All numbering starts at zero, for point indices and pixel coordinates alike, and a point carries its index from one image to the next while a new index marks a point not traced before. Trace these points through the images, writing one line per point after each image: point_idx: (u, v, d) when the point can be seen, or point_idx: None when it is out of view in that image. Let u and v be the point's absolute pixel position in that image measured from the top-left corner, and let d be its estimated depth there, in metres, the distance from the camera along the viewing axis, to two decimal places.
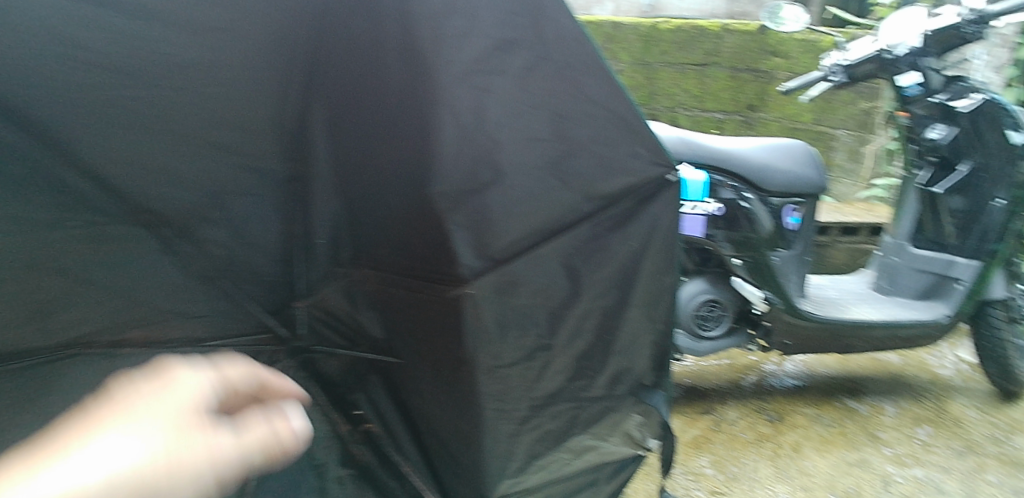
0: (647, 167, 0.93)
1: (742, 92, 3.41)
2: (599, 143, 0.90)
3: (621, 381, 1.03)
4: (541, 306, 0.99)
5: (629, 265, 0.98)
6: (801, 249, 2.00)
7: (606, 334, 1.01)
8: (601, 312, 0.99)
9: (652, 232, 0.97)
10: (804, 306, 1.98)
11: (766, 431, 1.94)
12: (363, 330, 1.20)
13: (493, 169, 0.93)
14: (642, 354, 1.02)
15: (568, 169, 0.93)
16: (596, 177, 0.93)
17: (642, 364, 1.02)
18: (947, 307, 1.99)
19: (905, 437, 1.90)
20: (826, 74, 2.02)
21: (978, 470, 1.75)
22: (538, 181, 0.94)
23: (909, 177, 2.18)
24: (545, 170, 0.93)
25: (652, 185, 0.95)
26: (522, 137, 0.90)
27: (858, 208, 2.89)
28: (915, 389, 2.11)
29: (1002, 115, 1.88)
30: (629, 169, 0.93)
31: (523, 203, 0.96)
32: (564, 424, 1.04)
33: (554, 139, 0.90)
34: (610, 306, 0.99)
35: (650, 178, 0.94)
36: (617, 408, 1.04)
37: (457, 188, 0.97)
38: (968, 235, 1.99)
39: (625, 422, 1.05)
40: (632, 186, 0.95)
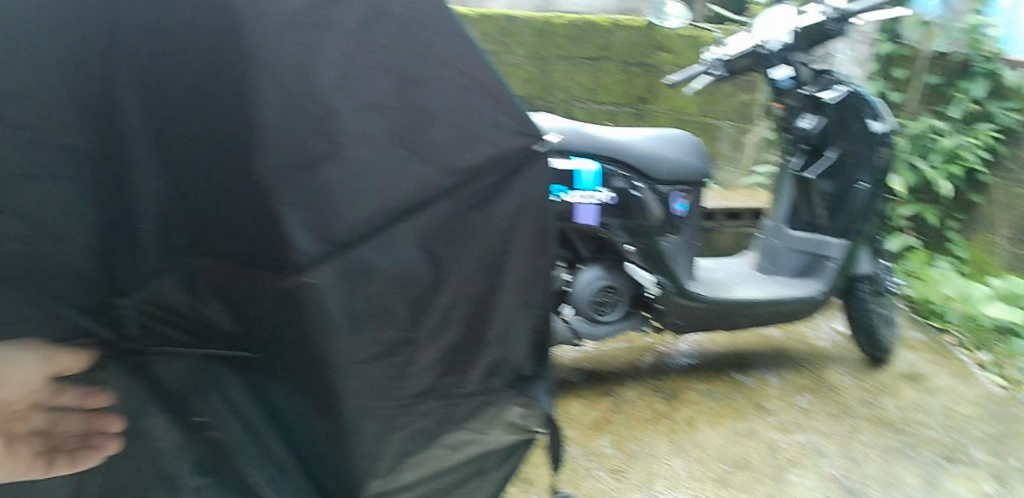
0: (515, 140, 0.90)
1: (633, 85, 3.50)
2: (455, 112, 0.84)
3: (497, 372, 0.97)
4: (401, 295, 0.88)
5: (496, 245, 0.92)
6: (688, 234, 2.04)
7: (477, 318, 0.93)
8: (472, 297, 0.92)
9: (522, 208, 0.93)
10: (694, 289, 2.03)
11: (661, 409, 1.98)
12: (209, 331, 0.98)
13: (340, 139, 0.79)
14: (517, 339, 0.97)
15: (417, 143, 0.84)
16: (452, 148, 0.86)
17: (518, 351, 0.98)
18: (821, 283, 2.12)
19: (788, 405, 2.01)
20: (707, 69, 2.05)
21: (853, 432, 1.88)
22: (389, 154, 0.82)
23: (783, 166, 2.29)
24: (395, 135, 0.81)
25: (520, 157, 0.91)
26: (365, 105, 0.78)
27: (742, 195, 3.05)
28: (796, 361, 2.24)
29: (863, 106, 2.01)
30: (495, 135, 0.88)
31: (371, 178, 0.82)
32: (441, 409, 0.94)
33: (400, 106, 0.80)
34: (480, 291, 0.92)
35: (515, 146, 0.90)
36: (494, 402, 0.99)
37: (287, 163, 0.79)
38: (836, 217, 2.14)
39: (506, 415, 1.00)
40: (496, 157, 0.90)
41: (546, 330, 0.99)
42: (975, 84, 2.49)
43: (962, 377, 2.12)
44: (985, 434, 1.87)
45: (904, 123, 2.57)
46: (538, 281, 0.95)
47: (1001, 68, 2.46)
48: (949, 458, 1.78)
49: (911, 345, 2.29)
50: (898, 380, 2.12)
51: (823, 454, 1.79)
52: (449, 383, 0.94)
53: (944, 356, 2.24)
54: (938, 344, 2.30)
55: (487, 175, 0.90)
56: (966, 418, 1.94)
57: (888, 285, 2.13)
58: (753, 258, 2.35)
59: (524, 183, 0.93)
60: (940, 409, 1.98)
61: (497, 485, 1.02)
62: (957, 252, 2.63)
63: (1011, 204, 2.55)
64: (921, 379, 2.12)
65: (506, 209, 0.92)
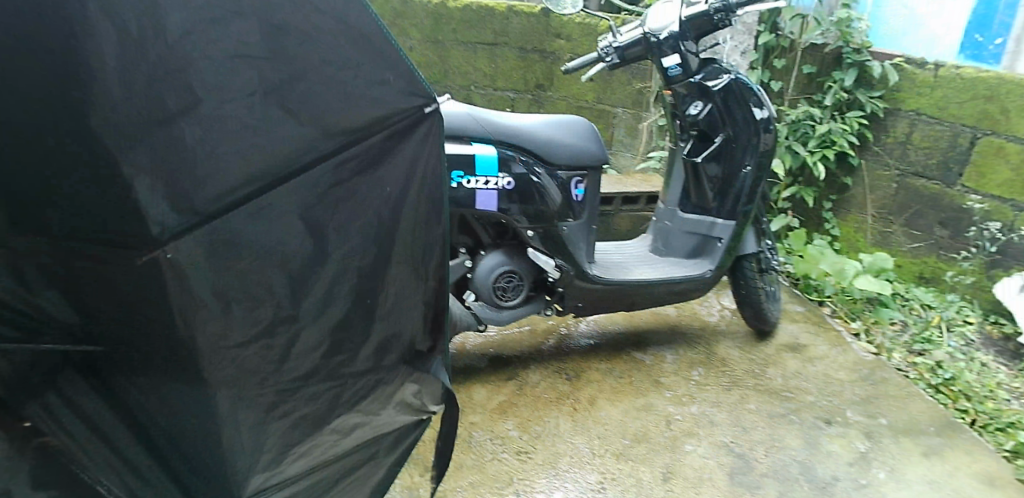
0: (402, 100, 0.90)
1: (531, 72, 3.55)
2: (339, 70, 0.82)
3: (388, 346, 1.03)
4: (281, 266, 0.89)
5: (384, 213, 0.94)
6: (585, 217, 2.00)
7: (364, 287, 0.97)
8: (357, 269, 0.95)
9: (411, 170, 0.95)
10: (592, 272, 2.05)
11: (564, 389, 2.02)
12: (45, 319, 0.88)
13: (208, 99, 0.75)
14: (407, 306, 1.02)
15: (296, 101, 0.80)
16: (333, 109, 0.84)
17: (408, 318, 1.03)
18: (711, 263, 2.23)
19: (682, 379, 2.10)
20: (601, 55, 2.10)
21: (742, 401, 2.00)
22: (265, 113, 0.79)
23: (675, 149, 2.30)
24: (275, 94, 0.79)
25: (407, 118, 0.91)
26: (234, 58, 0.74)
27: (637, 179, 3.12)
28: (689, 336, 2.35)
29: (746, 93, 2.10)
30: (381, 97, 0.88)
31: (246, 140, 0.80)
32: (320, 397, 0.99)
33: (270, 58, 0.76)
34: (367, 263, 0.95)
35: (404, 107, 0.90)
36: (386, 381, 1.05)
37: (143, 118, 0.73)
38: (725, 199, 2.20)
39: (402, 389, 1.05)
40: (381, 118, 0.89)
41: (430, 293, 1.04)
42: (847, 74, 2.63)
43: (838, 345, 2.30)
44: (858, 396, 2.04)
45: (785, 111, 2.78)
46: (429, 252, 1.00)
47: (870, 60, 2.59)
48: (827, 420, 1.93)
49: (793, 318, 2.47)
50: (781, 350, 2.28)
51: (715, 424, 1.90)
52: (334, 358, 0.98)
53: (822, 326, 2.42)
54: (817, 315, 2.49)
55: (372, 136, 0.90)
56: (842, 382, 2.11)
57: (772, 263, 2.31)
58: (648, 240, 2.42)
59: (410, 148, 0.94)
60: (819, 375, 2.14)
61: (403, 455, 1.05)
62: (830, 230, 2.89)
63: (875, 186, 2.74)
64: (802, 348, 2.29)
65: (393, 179, 0.94)
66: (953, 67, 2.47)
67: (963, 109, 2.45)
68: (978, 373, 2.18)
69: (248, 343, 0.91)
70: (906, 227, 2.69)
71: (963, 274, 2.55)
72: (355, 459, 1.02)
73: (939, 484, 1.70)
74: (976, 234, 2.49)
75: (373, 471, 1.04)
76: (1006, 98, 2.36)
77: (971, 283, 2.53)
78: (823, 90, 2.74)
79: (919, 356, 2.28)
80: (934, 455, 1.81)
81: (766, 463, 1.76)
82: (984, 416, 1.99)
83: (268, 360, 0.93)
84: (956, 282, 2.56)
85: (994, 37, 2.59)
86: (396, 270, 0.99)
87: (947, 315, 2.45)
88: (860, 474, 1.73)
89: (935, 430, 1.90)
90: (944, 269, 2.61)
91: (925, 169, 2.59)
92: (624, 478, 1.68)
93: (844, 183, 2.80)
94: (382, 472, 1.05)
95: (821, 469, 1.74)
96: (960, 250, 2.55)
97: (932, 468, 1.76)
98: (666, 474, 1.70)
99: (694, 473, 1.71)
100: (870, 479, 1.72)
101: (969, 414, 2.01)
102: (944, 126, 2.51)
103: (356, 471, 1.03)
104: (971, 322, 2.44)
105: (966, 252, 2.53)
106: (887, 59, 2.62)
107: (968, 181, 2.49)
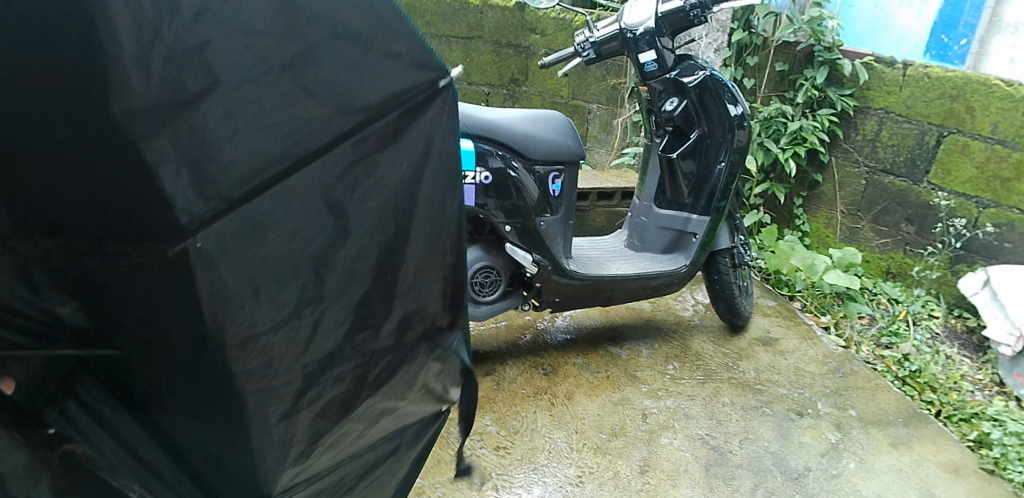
0: (413, 73, 0.75)
1: (506, 68, 3.56)
2: (347, 40, 0.66)
3: (411, 322, 0.85)
4: (301, 252, 0.70)
5: (405, 192, 0.78)
6: (563, 213, 2.01)
7: (391, 282, 0.81)
8: (385, 259, 0.79)
9: (426, 141, 0.80)
10: (570, 267, 2.07)
11: (541, 384, 2.02)
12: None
13: (223, 84, 0.60)
14: (431, 291, 0.87)
15: (313, 77, 0.65)
16: (347, 82, 0.69)
17: (433, 303, 0.88)
18: (686, 258, 2.25)
19: (658, 373, 2.12)
20: (578, 50, 2.11)
21: (716, 394, 2.03)
22: (282, 92, 0.64)
23: (651, 145, 2.32)
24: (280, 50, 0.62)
25: (421, 93, 0.77)
26: (248, 38, 0.60)
27: (612, 175, 3.14)
28: (664, 330, 2.38)
29: (721, 90, 2.12)
30: (398, 69, 0.73)
31: (246, 116, 0.63)
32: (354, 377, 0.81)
33: (287, 38, 0.62)
34: (395, 254, 0.80)
35: (416, 78, 0.75)
36: (410, 363, 0.87)
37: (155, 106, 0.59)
38: (699, 196, 2.22)
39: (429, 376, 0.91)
40: (396, 94, 0.74)
41: (456, 276, 0.90)
42: (818, 72, 2.66)
43: (809, 339, 2.35)
44: (829, 388, 2.09)
45: (758, 108, 2.82)
46: (444, 224, 0.85)
47: (840, 58, 2.62)
48: (799, 412, 1.98)
49: (765, 312, 2.52)
50: (753, 343, 2.32)
51: (690, 417, 1.92)
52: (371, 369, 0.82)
53: (794, 320, 2.47)
54: (788, 309, 2.54)
55: (387, 114, 0.74)
56: (813, 375, 2.16)
57: (746, 257, 2.33)
58: (624, 235, 2.44)
59: (427, 118, 0.79)
60: (791, 368, 2.18)
61: (427, 439, 0.99)
62: (800, 226, 2.95)
63: (844, 182, 2.80)
64: (773, 341, 2.33)
65: (413, 152, 0.79)
66: (921, 66, 2.52)
67: (930, 107, 2.51)
68: (942, 365, 2.25)
69: (277, 363, 0.74)
70: (874, 223, 2.76)
71: (929, 269, 2.62)
72: (387, 450, 0.93)
73: (907, 474, 1.75)
74: (942, 230, 2.57)
75: (406, 457, 0.97)
76: (971, 97, 2.42)
77: (937, 278, 2.61)
78: (795, 87, 2.78)
79: (887, 349, 2.34)
80: (902, 445, 1.86)
81: (740, 455, 1.79)
82: (949, 407, 2.05)
83: (296, 375, 0.75)
84: (922, 277, 2.63)
85: (959, 37, 2.67)
86: (422, 256, 0.83)
87: (913, 309, 2.52)
88: (832, 465, 1.78)
89: (903, 421, 1.95)
90: (910, 264, 2.69)
91: (893, 166, 2.66)
92: (601, 471, 1.70)
93: (814, 179, 2.86)
94: (415, 456, 0.98)
95: (793, 460, 1.78)
96: (927, 246, 2.63)
97: (901, 458, 1.81)
98: (642, 467, 1.73)
99: (670, 466, 1.73)
100: (841, 470, 1.76)
101: (935, 405, 2.07)
102: (912, 124, 2.57)
103: (388, 463, 0.94)
104: (937, 315, 2.51)
105: (931, 248, 2.60)
106: (857, 58, 2.67)
107: (934, 178, 2.57)
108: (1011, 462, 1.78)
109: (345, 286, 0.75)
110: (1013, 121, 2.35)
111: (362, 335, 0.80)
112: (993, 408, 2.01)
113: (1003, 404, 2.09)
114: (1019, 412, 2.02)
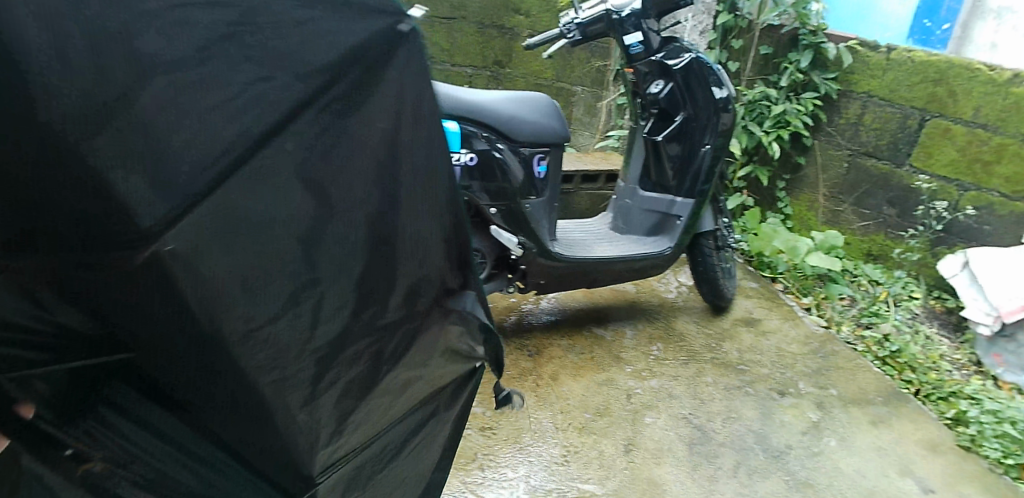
0: (370, 20, 0.64)
1: (489, 49, 3.52)
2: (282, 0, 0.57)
3: (419, 292, 0.80)
4: (286, 236, 0.64)
5: (387, 159, 0.70)
6: (548, 195, 2.01)
7: (386, 262, 0.75)
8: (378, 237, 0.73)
9: (401, 101, 0.69)
10: (555, 249, 2.07)
11: (527, 365, 2.03)
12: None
13: (154, 71, 0.53)
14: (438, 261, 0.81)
15: (256, 43, 0.57)
16: (294, 43, 0.59)
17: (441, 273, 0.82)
18: (670, 241, 2.26)
19: (642, 354, 2.14)
20: (563, 32, 2.07)
21: (699, 375, 2.06)
22: (227, 66, 0.56)
23: (636, 128, 2.33)
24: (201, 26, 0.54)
25: (381, 44, 0.65)
26: (174, 7, 0.52)
27: (597, 157, 3.14)
28: (648, 312, 2.40)
29: (707, 72, 2.11)
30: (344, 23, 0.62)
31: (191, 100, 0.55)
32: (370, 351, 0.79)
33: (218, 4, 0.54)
34: (388, 232, 0.74)
35: (376, 29, 0.64)
36: (425, 332, 0.83)
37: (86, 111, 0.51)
38: (684, 179, 2.23)
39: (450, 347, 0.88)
40: (356, 50, 0.64)
41: (459, 238, 0.82)
42: (803, 55, 2.67)
43: (790, 320, 2.39)
44: (810, 368, 2.13)
45: (742, 91, 2.83)
46: (436, 190, 0.76)
47: (824, 41, 2.64)
48: (781, 392, 2.01)
49: (748, 294, 2.55)
50: (736, 324, 2.35)
51: (674, 397, 1.95)
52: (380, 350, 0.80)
53: (776, 302, 2.50)
54: (770, 291, 2.57)
55: (347, 74, 0.64)
56: (794, 355, 2.19)
57: (729, 240, 2.38)
58: (609, 218, 2.45)
59: (395, 75, 0.68)
60: (773, 349, 2.22)
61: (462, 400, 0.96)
62: (783, 208, 2.98)
63: (827, 165, 2.83)
64: (756, 322, 2.37)
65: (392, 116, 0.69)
66: (904, 51, 2.55)
67: (912, 91, 2.55)
68: (921, 345, 2.30)
69: (282, 358, 0.72)
70: (856, 206, 2.80)
71: (910, 251, 2.67)
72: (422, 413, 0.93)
73: (886, 451, 1.80)
74: (923, 212, 2.61)
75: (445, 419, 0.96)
76: (953, 81, 2.45)
77: (917, 260, 2.65)
78: (779, 71, 2.79)
79: (867, 329, 2.39)
80: (881, 423, 1.90)
81: (723, 434, 1.82)
82: (928, 385, 2.10)
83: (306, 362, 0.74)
84: (902, 259, 2.69)
85: (942, 22, 2.77)
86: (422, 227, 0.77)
87: (893, 290, 2.58)
88: (813, 443, 1.82)
89: (882, 400, 2.00)
90: (892, 246, 2.73)
91: (875, 149, 2.69)
92: (587, 450, 1.72)
93: (797, 162, 2.88)
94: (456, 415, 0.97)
95: (775, 438, 1.82)
96: (908, 228, 2.68)
97: (880, 435, 1.86)
98: (627, 446, 1.75)
99: (654, 445, 1.76)
100: (822, 447, 1.80)
101: (914, 384, 2.12)
102: (895, 108, 2.60)
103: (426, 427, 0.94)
104: (916, 296, 2.57)
105: (912, 230, 2.65)
106: (842, 41, 2.68)
107: (916, 162, 2.60)
108: (986, 439, 1.84)
109: (341, 266, 0.70)
110: (994, 106, 2.39)
111: (369, 311, 0.76)
112: (970, 386, 2.06)
113: (980, 382, 2.14)
114: (994, 390, 2.07)
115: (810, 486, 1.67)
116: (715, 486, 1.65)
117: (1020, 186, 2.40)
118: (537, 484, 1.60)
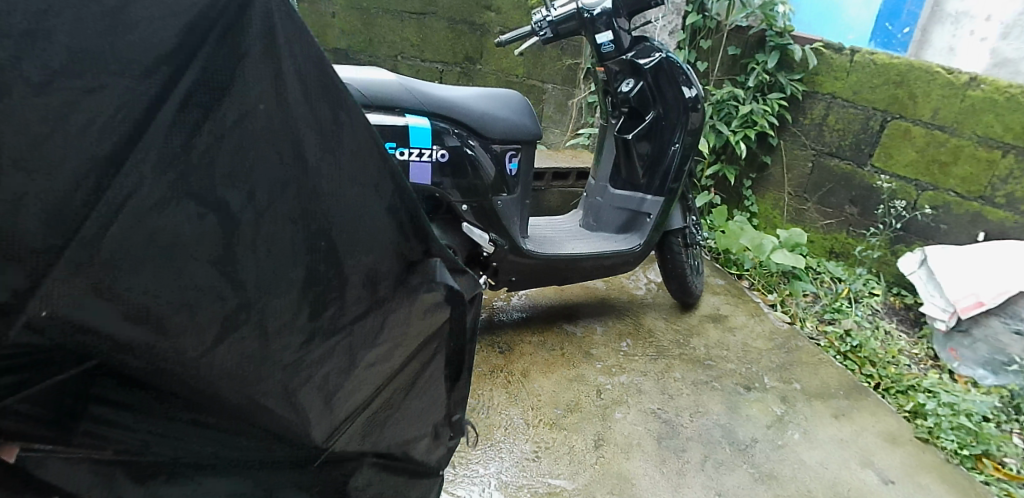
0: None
1: (460, 44, 3.50)
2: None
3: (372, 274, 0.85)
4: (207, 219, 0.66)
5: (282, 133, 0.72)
6: (519, 192, 2.01)
7: (321, 242, 0.78)
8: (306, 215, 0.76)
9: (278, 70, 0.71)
10: (526, 246, 2.08)
11: (497, 362, 2.03)
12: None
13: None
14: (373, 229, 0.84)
15: (81, 34, 0.58)
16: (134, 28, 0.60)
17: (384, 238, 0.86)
18: (640, 238, 2.29)
19: (612, 350, 2.16)
20: (535, 30, 2.09)
21: (667, 370, 2.08)
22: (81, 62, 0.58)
23: (606, 126, 2.34)
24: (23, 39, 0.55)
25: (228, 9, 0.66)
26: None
27: (568, 154, 3.16)
28: (618, 309, 2.42)
29: (676, 72, 2.14)
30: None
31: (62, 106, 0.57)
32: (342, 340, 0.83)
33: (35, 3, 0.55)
34: (313, 212, 0.77)
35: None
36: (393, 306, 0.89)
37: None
38: (653, 177, 2.25)
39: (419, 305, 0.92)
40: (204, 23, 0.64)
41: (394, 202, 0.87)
42: (770, 57, 2.72)
43: (756, 316, 2.44)
44: (775, 363, 2.18)
45: (711, 91, 2.86)
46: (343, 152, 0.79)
47: (791, 43, 2.69)
48: (747, 386, 2.05)
49: (714, 290, 2.59)
50: (704, 320, 2.39)
51: (643, 392, 1.97)
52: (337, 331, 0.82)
53: (742, 298, 2.55)
54: (737, 287, 2.62)
55: (203, 47, 0.65)
56: (760, 351, 2.24)
57: (696, 238, 2.42)
58: (580, 215, 2.46)
59: (256, 40, 0.68)
60: (739, 344, 2.26)
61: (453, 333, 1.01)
62: (749, 207, 3.04)
63: (792, 164, 2.89)
64: (723, 318, 2.41)
65: (279, 98, 0.72)
66: (868, 53, 2.61)
67: (875, 94, 2.61)
68: (881, 340, 2.37)
69: (245, 365, 0.72)
70: (820, 204, 2.87)
71: (870, 249, 2.76)
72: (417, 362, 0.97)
73: (848, 443, 1.85)
74: (883, 211, 2.69)
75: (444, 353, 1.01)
76: (914, 84, 2.52)
77: (877, 257, 2.75)
78: (747, 71, 2.84)
79: (829, 324, 2.46)
80: (843, 416, 1.95)
81: (691, 428, 1.85)
82: (887, 379, 2.17)
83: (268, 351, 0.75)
84: (864, 256, 2.77)
85: (902, 26, 2.84)
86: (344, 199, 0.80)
87: (855, 288, 2.65)
88: (777, 436, 1.86)
89: (844, 394, 2.05)
90: (853, 244, 2.82)
91: (839, 149, 2.76)
92: (557, 446, 1.73)
93: (763, 161, 2.94)
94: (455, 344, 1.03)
95: (741, 432, 1.85)
96: (869, 227, 2.76)
97: (842, 428, 1.91)
98: (597, 441, 1.76)
99: (623, 440, 1.78)
100: (786, 440, 1.84)
101: (874, 378, 2.19)
102: (857, 109, 2.67)
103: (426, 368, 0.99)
104: (876, 293, 2.65)
105: (873, 229, 2.73)
106: (808, 43, 2.75)
107: (877, 162, 2.68)
108: (943, 430, 1.90)
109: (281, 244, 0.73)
110: (951, 109, 2.47)
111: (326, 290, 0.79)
112: (928, 380, 2.13)
113: (936, 376, 2.22)
114: (950, 383, 2.14)
115: (774, 479, 1.70)
116: (683, 479, 1.67)
117: (975, 187, 2.49)
118: (508, 479, 1.60)
